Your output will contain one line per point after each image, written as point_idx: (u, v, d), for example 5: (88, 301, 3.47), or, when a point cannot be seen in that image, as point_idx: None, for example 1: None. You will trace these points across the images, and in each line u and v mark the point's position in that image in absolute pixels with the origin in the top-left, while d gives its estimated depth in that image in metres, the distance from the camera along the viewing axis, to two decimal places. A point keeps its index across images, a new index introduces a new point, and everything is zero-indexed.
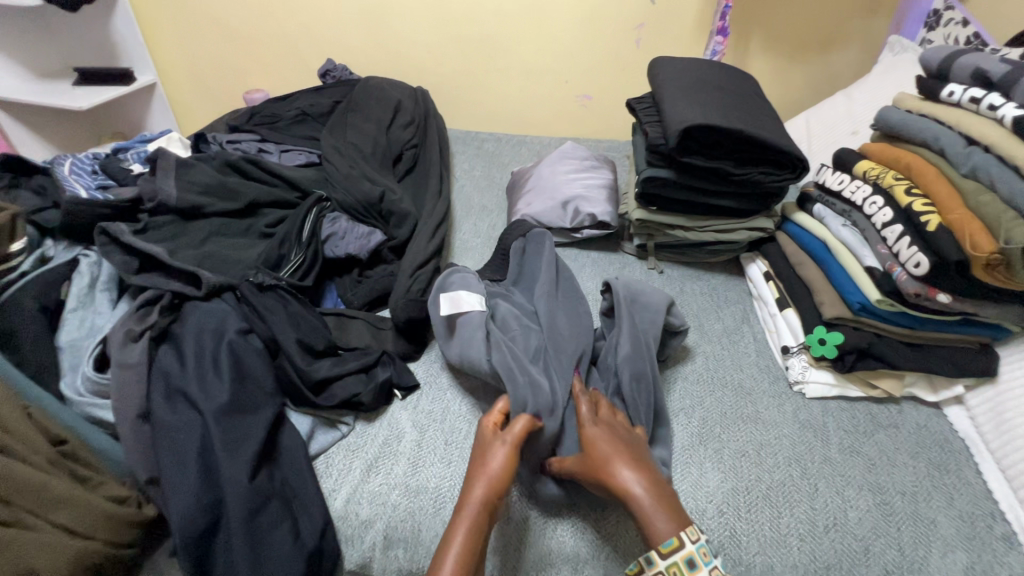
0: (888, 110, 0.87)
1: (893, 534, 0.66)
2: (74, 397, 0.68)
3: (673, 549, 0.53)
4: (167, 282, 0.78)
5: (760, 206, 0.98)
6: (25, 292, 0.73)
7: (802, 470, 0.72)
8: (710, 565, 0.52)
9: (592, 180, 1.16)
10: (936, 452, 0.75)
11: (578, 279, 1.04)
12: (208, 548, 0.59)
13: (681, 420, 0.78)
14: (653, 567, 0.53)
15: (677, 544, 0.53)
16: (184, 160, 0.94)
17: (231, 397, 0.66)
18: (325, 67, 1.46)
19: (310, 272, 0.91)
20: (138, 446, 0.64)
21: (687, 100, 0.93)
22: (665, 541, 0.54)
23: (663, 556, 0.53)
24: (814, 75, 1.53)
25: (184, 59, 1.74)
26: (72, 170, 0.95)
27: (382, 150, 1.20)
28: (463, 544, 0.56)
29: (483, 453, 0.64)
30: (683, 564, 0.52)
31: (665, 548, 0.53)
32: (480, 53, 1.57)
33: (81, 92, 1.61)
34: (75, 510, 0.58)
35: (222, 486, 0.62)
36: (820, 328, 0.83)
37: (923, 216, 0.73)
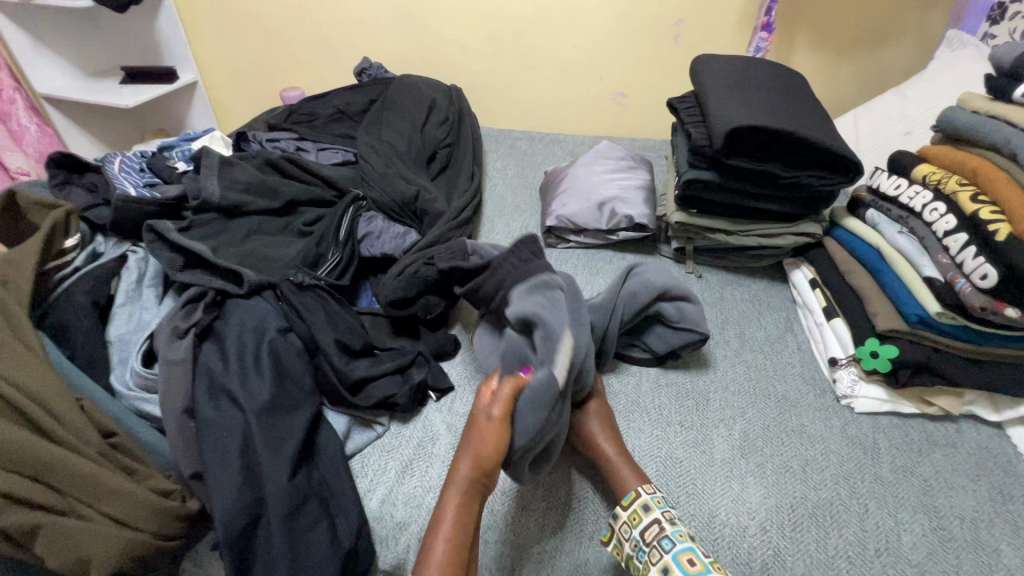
0: (952, 111, 0.83)
1: (952, 561, 0.62)
2: (123, 390, 0.69)
3: (631, 499, 0.62)
4: (211, 280, 0.79)
5: (807, 211, 0.94)
6: (77, 288, 0.75)
7: (851, 489, 0.69)
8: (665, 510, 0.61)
9: (628, 181, 1.13)
10: (999, 475, 0.71)
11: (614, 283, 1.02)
12: (249, 546, 0.60)
13: (721, 432, 0.76)
14: (618, 518, 0.62)
15: (635, 495, 0.63)
16: (227, 159, 0.96)
17: (272, 396, 0.67)
18: (361, 65, 1.47)
19: (347, 271, 0.91)
20: (182, 441, 0.66)
21: (734, 100, 0.90)
22: (627, 495, 0.63)
23: (625, 507, 0.62)
24: (865, 71, 1.46)
25: (224, 57, 1.77)
26: (122, 168, 0.97)
27: (417, 149, 1.20)
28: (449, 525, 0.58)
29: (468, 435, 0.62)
30: (642, 510, 0.61)
31: (625, 500, 0.62)
32: (514, 50, 1.55)
33: (128, 90, 1.66)
34: (122, 502, 0.59)
35: (264, 484, 0.62)
36: (872, 341, 0.79)
37: (992, 225, 0.69)
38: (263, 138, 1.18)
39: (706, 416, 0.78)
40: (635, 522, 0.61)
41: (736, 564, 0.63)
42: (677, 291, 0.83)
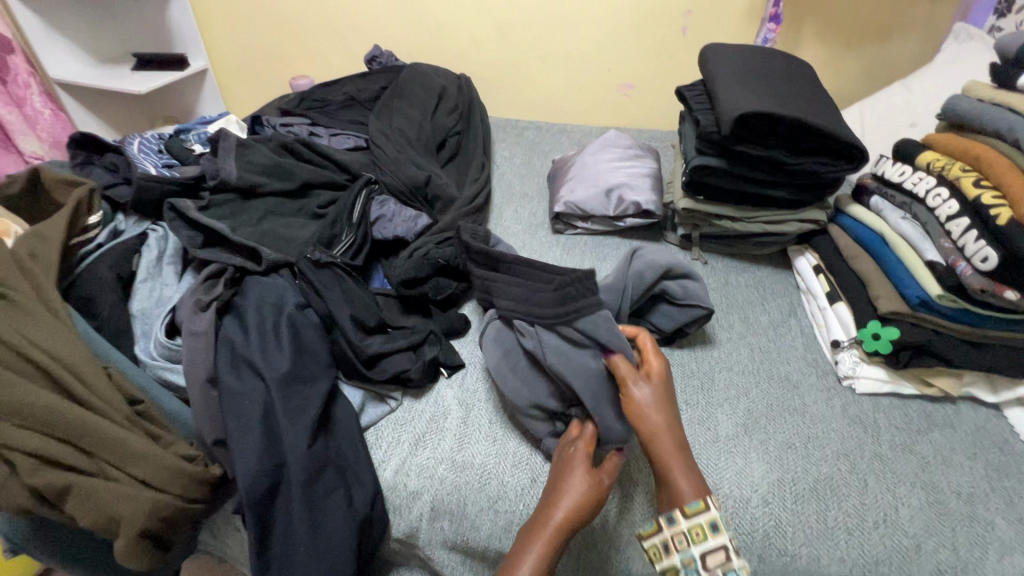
0: (957, 100, 0.84)
1: (947, 533, 0.64)
2: (147, 360, 0.72)
3: (698, 510, 0.55)
4: (230, 257, 0.81)
5: (812, 198, 0.96)
6: (101, 263, 0.77)
7: (851, 465, 0.71)
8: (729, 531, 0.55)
9: (636, 168, 1.15)
10: (995, 454, 0.73)
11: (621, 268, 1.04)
12: (270, 508, 0.63)
13: (725, 410, 0.78)
14: (675, 525, 0.56)
15: (701, 505, 0.56)
16: (243, 141, 0.98)
17: (291, 367, 0.70)
18: (372, 53, 1.48)
19: (360, 252, 0.94)
20: (205, 409, 0.68)
21: (742, 88, 0.91)
22: (691, 503, 0.56)
23: (687, 515, 0.56)
24: (871, 64, 1.47)
25: (235, 45, 1.79)
26: (141, 149, 0.99)
27: (427, 135, 1.21)
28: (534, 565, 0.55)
29: (566, 481, 0.60)
30: (706, 526, 0.54)
31: (688, 509, 0.56)
32: (523, 40, 1.56)
33: (140, 76, 1.68)
34: (148, 465, 0.62)
35: (284, 450, 0.65)
36: (873, 323, 0.81)
37: (993, 209, 0.70)
38: (276, 123, 1.20)
39: (711, 395, 0.80)
40: (697, 539, 0.54)
41: (736, 533, 0.66)
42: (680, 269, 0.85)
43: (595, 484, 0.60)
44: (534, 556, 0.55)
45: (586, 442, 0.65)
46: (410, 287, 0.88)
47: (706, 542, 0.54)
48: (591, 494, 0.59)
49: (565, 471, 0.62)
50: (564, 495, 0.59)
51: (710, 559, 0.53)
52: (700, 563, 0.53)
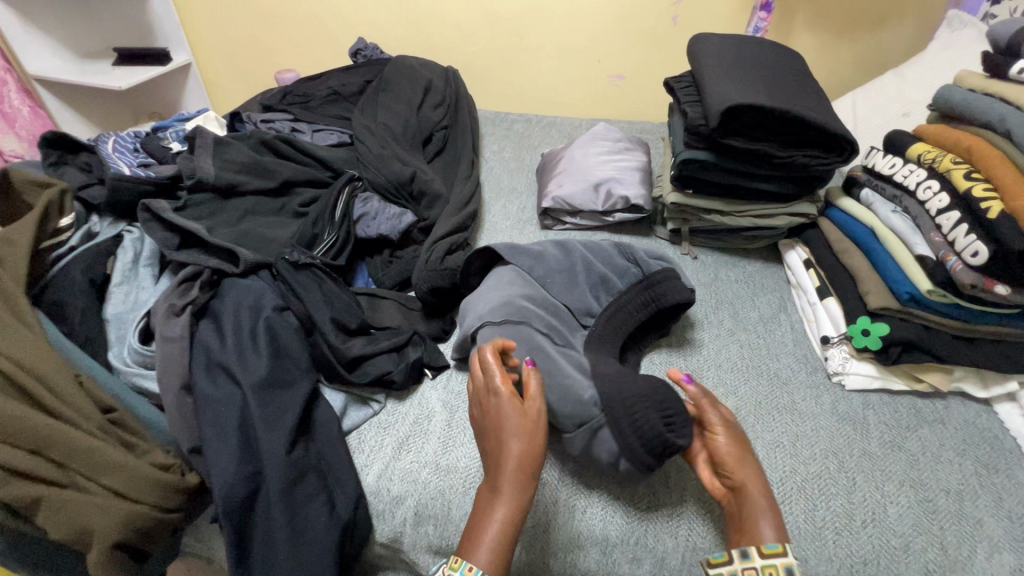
0: (948, 90, 0.83)
1: (935, 531, 0.64)
2: (121, 367, 0.70)
3: (777, 552, 0.53)
4: (206, 259, 0.79)
5: (803, 191, 0.94)
6: (72, 267, 0.75)
7: (840, 463, 0.70)
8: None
9: (624, 162, 1.13)
10: (985, 450, 0.72)
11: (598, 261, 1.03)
12: (248, 517, 0.61)
13: None
14: (749, 562, 0.53)
15: (781, 549, 0.53)
16: (221, 138, 0.96)
17: (268, 372, 0.68)
18: (357, 46, 1.45)
19: (343, 252, 0.92)
20: (181, 416, 0.66)
21: (730, 79, 0.89)
22: (768, 544, 0.54)
23: (763, 554, 0.53)
24: (863, 53, 1.45)
25: (218, 38, 1.75)
26: (116, 149, 0.97)
27: (413, 130, 1.19)
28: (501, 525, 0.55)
29: (504, 429, 0.59)
30: (783, 568, 0.52)
31: (768, 548, 0.53)
32: (510, 31, 1.53)
33: (120, 72, 1.64)
34: (121, 476, 0.60)
35: (261, 457, 0.63)
36: (863, 319, 0.80)
37: (984, 202, 0.69)
38: (257, 119, 1.17)
39: None
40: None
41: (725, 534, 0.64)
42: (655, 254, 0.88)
43: (526, 417, 0.59)
44: (500, 521, 0.55)
45: (502, 379, 0.62)
46: (436, 293, 0.87)
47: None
48: (527, 432, 0.58)
49: (499, 417, 0.60)
50: (508, 444, 0.58)
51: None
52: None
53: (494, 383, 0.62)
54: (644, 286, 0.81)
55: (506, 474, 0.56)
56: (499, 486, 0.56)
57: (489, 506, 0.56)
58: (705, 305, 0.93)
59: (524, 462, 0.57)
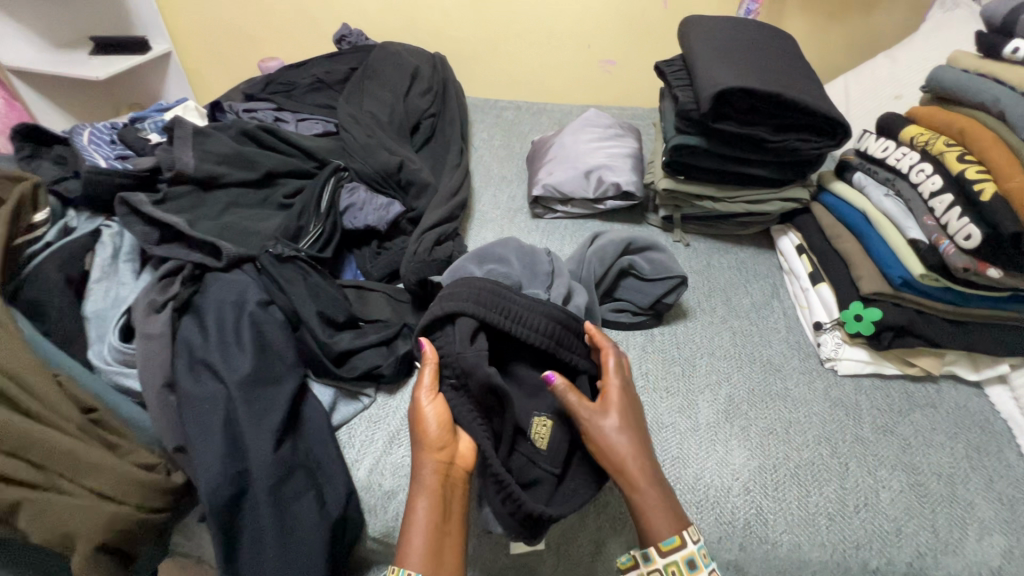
0: (942, 71, 0.81)
1: (927, 516, 0.64)
2: (102, 365, 0.68)
3: (673, 548, 0.53)
4: (188, 253, 0.77)
5: (795, 176, 0.93)
6: (48, 263, 0.73)
7: (833, 449, 0.70)
8: (708, 566, 0.54)
9: (615, 149, 1.12)
10: (976, 433, 0.73)
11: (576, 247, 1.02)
12: (236, 515, 0.60)
13: (706, 396, 0.76)
14: (651, 564, 0.53)
15: (677, 543, 0.53)
16: (201, 129, 0.93)
17: (253, 368, 0.67)
18: (341, 32, 1.41)
19: (329, 244, 0.90)
20: (164, 415, 0.65)
21: (721, 62, 0.88)
22: (666, 540, 0.54)
23: (663, 554, 0.53)
24: (855, 35, 1.44)
25: (197, 26, 1.71)
26: (91, 140, 0.93)
27: (400, 119, 1.16)
28: (429, 523, 0.55)
29: (418, 425, 0.61)
30: (683, 564, 0.53)
31: (665, 547, 0.53)
32: (499, 16, 1.50)
33: (97, 61, 1.60)
34: (104, 476, 0.58)
35: (248, 456, 0.62)
36: (855, 304, 0.79)
37: (977, 184, 0.69)
38: (239, 108, 1.14)
39: (690, 381, 0.78)
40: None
41: (720, 524, 0.64)
42: (642, 243, 0.86)
43: (442, 407, 0.63)
44: (425, 510, 0.56)
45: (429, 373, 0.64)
46: (425, 286, 0.85)
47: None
48: (441, 423, 0.61)
49: (422, 432, 0.60)
50: (429, 460, 0.59)
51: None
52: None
53: (426, 408, 0.62)
54: (570, 321, 0.67)
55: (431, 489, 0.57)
56: (432, 497, 0.57)
57: (415, 509, 0.56)
58: (698, 292, 0.92)
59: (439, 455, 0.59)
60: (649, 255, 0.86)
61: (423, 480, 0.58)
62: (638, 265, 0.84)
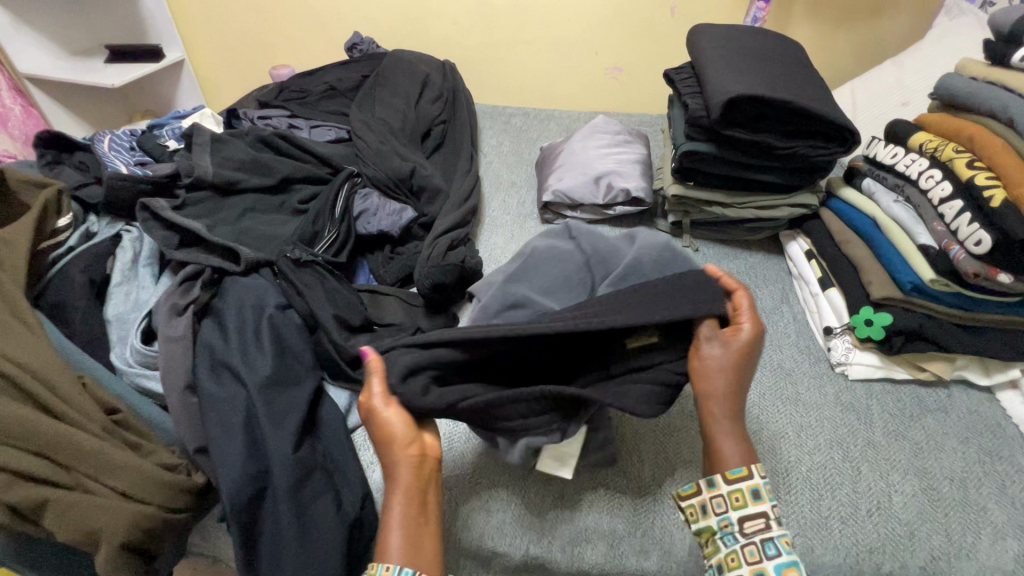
0: (950, 79, 0.82)
1: (940, 520, 0.64)
2: (124, 367, 0.70)
3: (740, 477, 0.53)
4: (207, 258, 0.79)
5: (804, 182, 0.94)
6: (72, 268, 0.74)
7: (845, 453, 0.71)
8: (773, 499, 0.53)
9: (624, 155, 1.13)
10: (989, 437, 0.73)
11: None
12: (255, 515, 0.61)
13: None
14: (715, 490, 0.54)
15: (745, 473, 0.53)
16: (219, 135, 0.95)
17: (272, 371, 0.68)
18: (352, 40, 1.43)
19: (344, 249, 0.91)
20: (185, 416, 0.66)
21: (731, 70, 0.89)
22: (733, 469, 0.54)
23: (728, 481, 0.53)
24: (861, 43, 1.45)
25: (211, 35, 1.74)
26: (111, 147, 0.95)
27: (411, 126, 1.18)
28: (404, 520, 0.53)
29: (378, 428, 0.56)
30: (748, 493, 0.53)
31: (732, 475, 0.53)
32: (508, 23, 1.52)
33: (113, 69, 1.63)
34: (127, 476, 0.60)
35: (268, 456, 0.63)
36: (866, 309, 0.80)
37: (987, 191, 0.69)
38: (254, 115, 1.16)
39: None
40: (736, 504, 0.53)
41: None
42: None
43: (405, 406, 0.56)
44: (399, 511, 0.54)
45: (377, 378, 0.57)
46: (438, 291, 0.86)
47: (746, 509, 0.52)
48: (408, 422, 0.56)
49: (387, 435, 0.55)
50: (398, 470, 0.54)
51: (749, 523, 0.52)
52: (738, 529, 0.52)
53: (388, 416, 0.55)
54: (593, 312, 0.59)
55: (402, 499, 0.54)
56: (410, 502, 0.55)
57: (388, 513, 0.54)
58: None
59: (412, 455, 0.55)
60: None
61: (394, 490, 0.54)
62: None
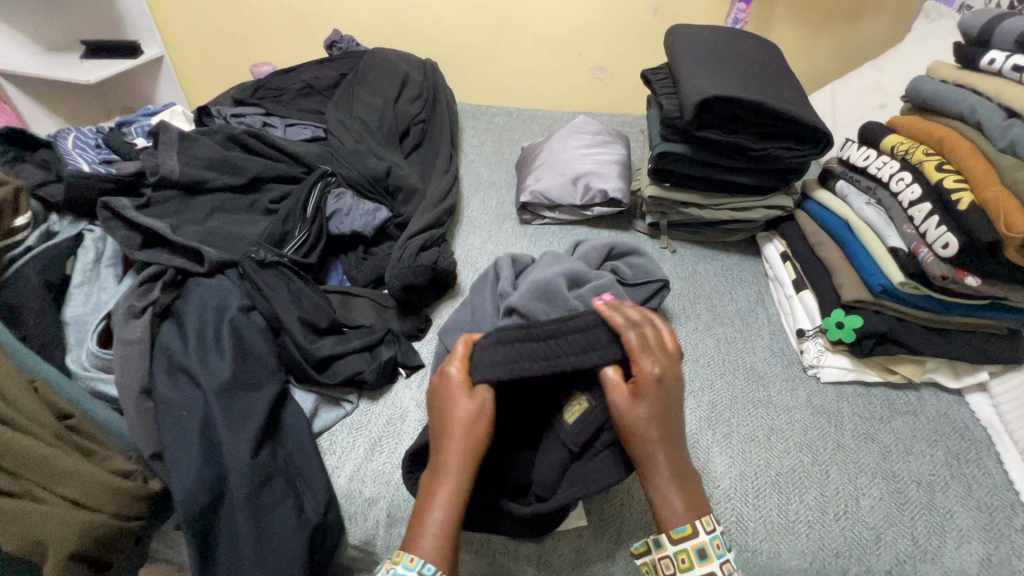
0: (922, 81, 0.82)
1: (907, 523, 0.64)
2: (79, 371, 0.68)
3: (684, 536, 0.49)
4: (170, 258, 0.77)
5: (779, 184, 0.94)
6: (27, 268, 0.73)
7: (814, 456, 0.70)
8: (722, 558, 0.49)
9: (603, 156, 1.12)
10: (957, 440, 0.73)
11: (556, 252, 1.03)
12: (211, 523, 0.60)
13: (689, 403, 0.76)
14: (661, 551, 0.50)
15: (688, 531, 0.49)
16: (187, 133, 0.93)
17: (232, 374, 0.66)
18: (331, 38, 1.42)
19: (314, 249, 0.90)
20: (142, 421, 0.65)
21: (705, 71, 0.88)
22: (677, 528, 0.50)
23: (673, 541, 0.50)
24: (842, 44, 1.45)
25: (189, 31, 1.71)
26: (76, 145, 0.93)
27: (389, 124, 1.17)
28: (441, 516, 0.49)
29: (447, 408, 0.53)
30: (693, 553, 0.49)
31: (675, 534, 0.50)
32: (490, 23, 1.51)
33: (88, 65, 1.60)
34: (79, 483, 0.58)
35: (225, 462, 0.62)
36: (837, 311, 0.80)
37: (954, 194, 0.69)
38: (228, 113, 1.14)
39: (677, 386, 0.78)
40: (684, 566, 0.49)
41: None
42: (622, 250, 0.87)
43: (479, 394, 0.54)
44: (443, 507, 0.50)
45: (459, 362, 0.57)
46: (409, 292, 0.85)
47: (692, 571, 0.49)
48: (479, 409, 0.53)
49: (450, 411, 0.53)
50: (454, 437, 0.52)
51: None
52: None
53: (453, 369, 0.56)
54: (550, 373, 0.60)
55: (449, 469, 0.51)
56: (445, 472, 0.51)
57: (432, 495, 0.50)
58: (683, 299, 0.93)
59: (470, 441, 0.52)
60: (632, 262, 0.85)
61: (444, 459, 0.51)
62: (621, 270, 0.83)
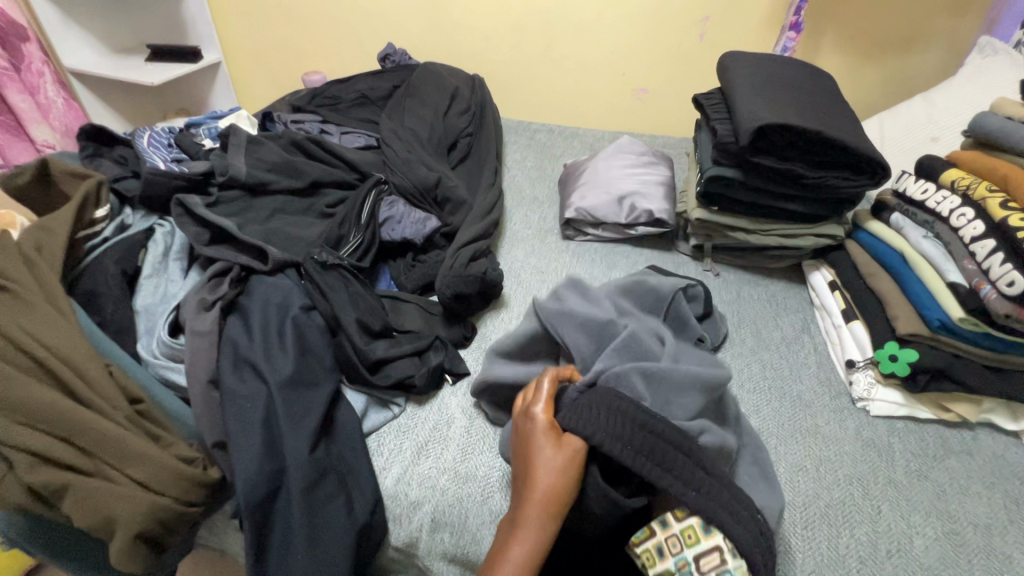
0: (986, 117, 0.82)
1: (962, 566, 0.62)
2: (150, 359, 0.71)
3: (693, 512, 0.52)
4: (236, 256, 0.80)
5: (830, 213, 0.93)
6: (107, 257, 0.77)
7: (864, 490, 0.69)
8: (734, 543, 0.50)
9: (648, 176, 1.13)
10: (1014, 484, 0.71)
11: (589, 268, 1.04)
12: (268, 514, 0.62)
13: (784, 442, 0.74)
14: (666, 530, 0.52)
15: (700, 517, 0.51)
16: (253, 137, 0.98)
17: (293, 371, 0.69)
18: (385, 51, 1.46)
19: (368, 254, 0.92)
20: (206, 411, 0.67)
21: (760, 97, 0.89)
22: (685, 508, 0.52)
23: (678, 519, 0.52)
24: (892, 76, 1.44)
25: (249, 40, 1.79)
26: (150, 143, 0.99)
27: (439, 136, 1.20)
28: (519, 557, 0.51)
29: (538, 464, 0.55)
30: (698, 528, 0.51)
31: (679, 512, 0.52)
32: (538, 42, 1.55)
33: (152, 67, 1.68)
34: (147, 467, 0.60)
35: (284, 455, 0.64)
36: (891, 344, 0.79)
37: (1020, 232, 0.69)
38: (287, 119, 1.19)
39: (799, 449, 0.74)
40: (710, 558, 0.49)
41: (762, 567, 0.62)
42: None
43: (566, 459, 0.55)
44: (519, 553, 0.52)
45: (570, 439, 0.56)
46: (459, 301, 0.87)
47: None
48: (563, 468, 0.54)
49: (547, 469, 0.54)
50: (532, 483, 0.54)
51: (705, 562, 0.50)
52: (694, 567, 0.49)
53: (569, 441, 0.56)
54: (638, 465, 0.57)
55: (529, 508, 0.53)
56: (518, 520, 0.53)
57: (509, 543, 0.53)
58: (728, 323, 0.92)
59: (547, 496, 0.53)
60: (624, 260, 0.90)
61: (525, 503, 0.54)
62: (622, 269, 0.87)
